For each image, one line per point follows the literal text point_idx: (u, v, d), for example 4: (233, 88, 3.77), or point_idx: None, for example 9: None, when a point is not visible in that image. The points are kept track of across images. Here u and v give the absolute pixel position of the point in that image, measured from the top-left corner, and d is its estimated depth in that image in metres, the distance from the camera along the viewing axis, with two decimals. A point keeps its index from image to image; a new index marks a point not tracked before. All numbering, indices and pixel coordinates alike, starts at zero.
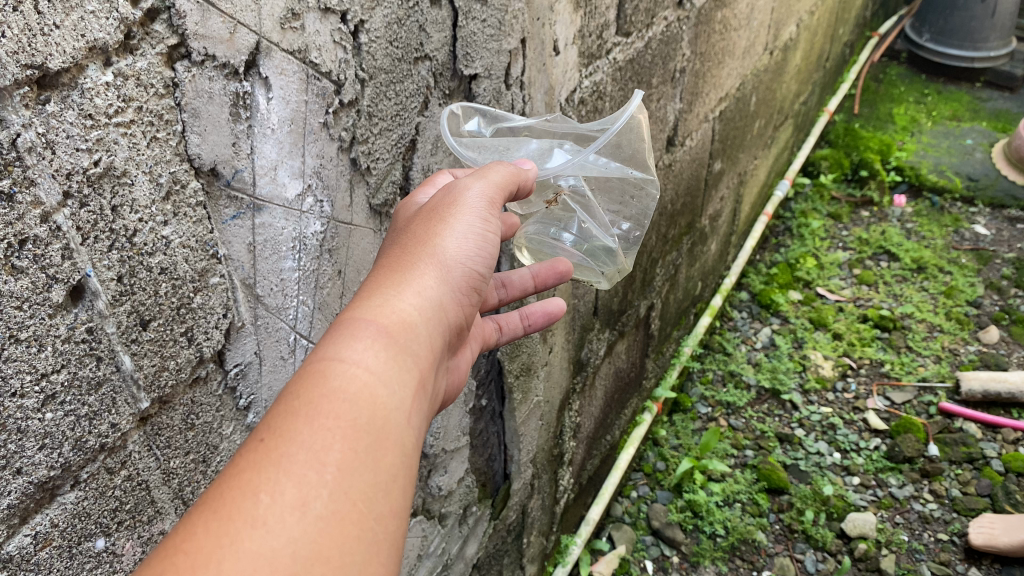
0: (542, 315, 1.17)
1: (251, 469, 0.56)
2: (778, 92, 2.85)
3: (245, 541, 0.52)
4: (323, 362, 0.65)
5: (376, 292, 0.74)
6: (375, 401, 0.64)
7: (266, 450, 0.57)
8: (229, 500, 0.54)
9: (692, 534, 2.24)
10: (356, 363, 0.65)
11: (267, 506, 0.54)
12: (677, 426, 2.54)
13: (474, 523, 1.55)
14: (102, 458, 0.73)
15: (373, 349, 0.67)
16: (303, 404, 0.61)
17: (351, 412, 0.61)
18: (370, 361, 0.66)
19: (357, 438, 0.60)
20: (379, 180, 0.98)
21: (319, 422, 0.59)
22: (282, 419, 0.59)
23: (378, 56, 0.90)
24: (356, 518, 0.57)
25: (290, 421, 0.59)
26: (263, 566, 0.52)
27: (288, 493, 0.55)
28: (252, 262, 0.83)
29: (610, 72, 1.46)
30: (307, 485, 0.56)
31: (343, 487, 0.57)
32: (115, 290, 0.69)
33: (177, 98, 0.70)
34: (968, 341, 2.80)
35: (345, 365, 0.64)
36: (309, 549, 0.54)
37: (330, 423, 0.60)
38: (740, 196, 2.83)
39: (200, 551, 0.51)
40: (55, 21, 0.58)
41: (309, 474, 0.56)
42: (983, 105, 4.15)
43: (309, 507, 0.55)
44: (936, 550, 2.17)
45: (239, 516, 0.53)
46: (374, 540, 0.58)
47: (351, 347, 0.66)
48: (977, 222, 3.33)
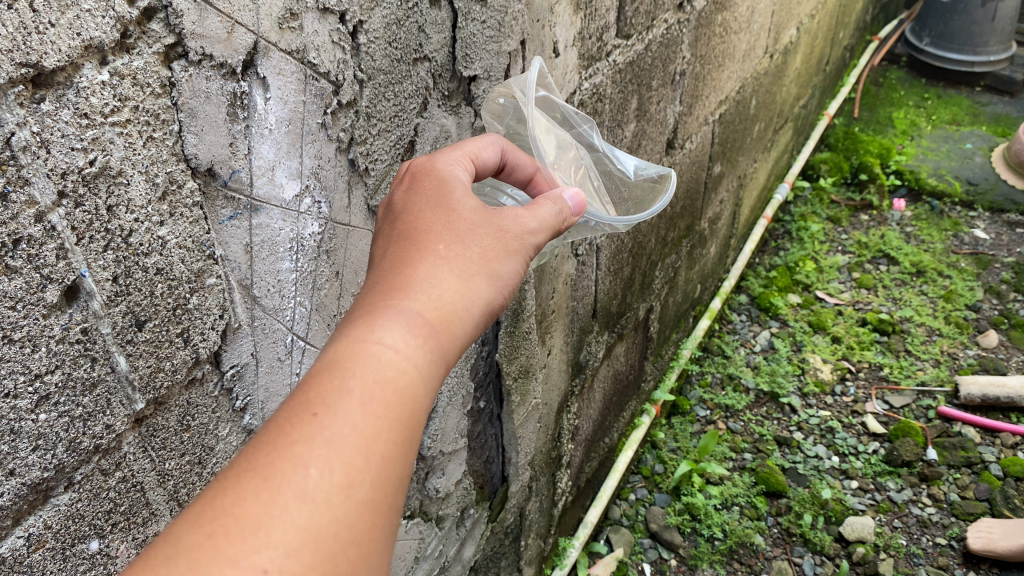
0: None
1: (301, 440, 0.58)
2: (778, 95, 2.85)
3: (293, 514, 0.55)
4: (377, 344, 0.65)
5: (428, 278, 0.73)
6: (418, 394, 0.65)
7: (316, 425, 0.59)
8: (278, 468, 0.56)
9: (690, 537, 2.23)
10: (406, 353, 0.66)
11: (315, 482, 0.56)
12: (676, 429, 2.53)
13: (471, 525, 1.55)
14: (96, 459, 0.72)
15: (422, 341, 0.67)
16: (354, 385, 0.62)
17: (397, 401, 0.63)
18: (420, 354, 0.67)
19: (397, 427, 0.63)
20: (377, 181, 0.98)
21: (369, 405, 0.61)
22: (333, 396, 0.61)
23: (378, 57, 0.90)
24: (387, 502, 0.60)
25: (339, 399, 0.61)
26: (304, 540, 0.54)
27: (334, 474, 0.57)
28: (249, 262, 0.83)
29: (610, 74, 1.45)
30: (350, 468, 0.58)
31: (382, 476, 0.60)
32: (110, 291, 0.68)
33: (174, 98, 0.69)
34: (967, 345, 2.80)
35: (399, 356, 0.65)
36: (345, 531, 0.57)
37: (377, 410, 0.62)
38: (740, 199, 2.83)
39: (250, 517, 0.54)
40: (50, 19, 0.58)
41: (355, 459, 0.59)
42: (983, 110, 4.15)
43: (350, 490, 0.58)
44: (935, 554, 2.17)
45: (288, 488, 0.55)
46: (394, 523, 0.62)
47: (404, 338, 0.66)
48: (977, 226, 3.32)
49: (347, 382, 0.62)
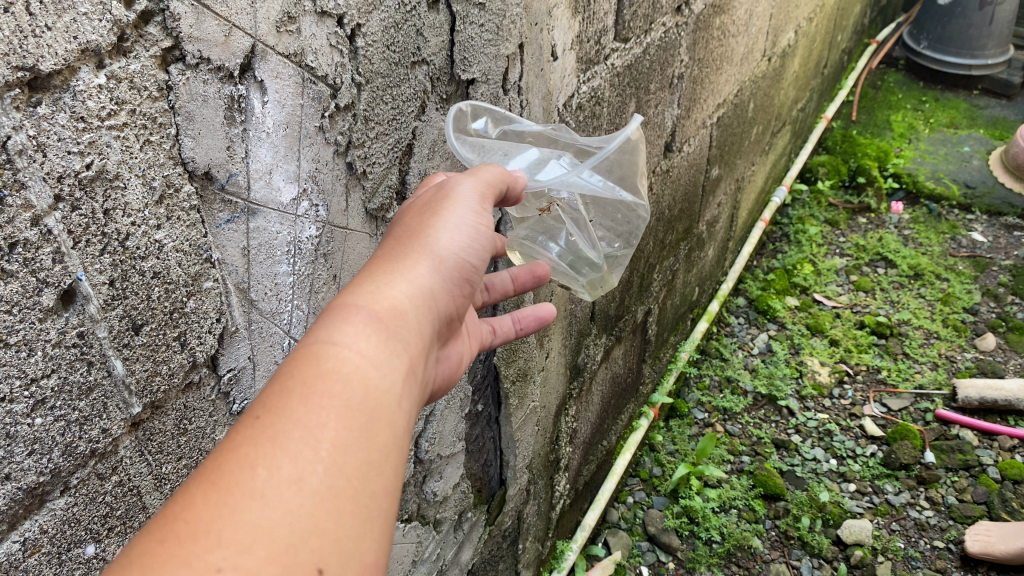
0: (534, 320, 1.17)
1: (248, 443, 0.56)
2: (777, 98, 2.85)
3: (245, 513, 0.53)
4: (321, 341, 0.65)
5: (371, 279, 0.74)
6: (371, 384, 0.65)
7: (261, 426, 0.58)
8: (225, 471, 0.55)
9: (688, 540, 2.23)
10: (353, 345, 0.66)
11: (265, 477, 0.55)
12: (674, 432, 2.53)
13: (469, 529, 1.55)
14: (93, 463, 0.72)
15: (368, 334, 0.68)
16: (298, 382, 0.61)
17: (347, 393, 0.62)
18: (368, 346, 0.67)
19: (352, 418, 0.61)
20: (375, 185, 0.98)
21: (317, 401, 0.60)
22: (277, 396, 0.60)
23: (375, 60, 0.90)
24: (350, 493, 0.58)
25: (285, 400, 0.60)
26: (262, 535, 0.52)
27: (286, 468, 0.56)
28: (247, 266, 0.83)
29: (608, 77, 1.45)
30: (303, 461, 0.57)
31: (339, 465, 0.58)
32: (107, 294, 0.68)
33: (171, 101, 0.69)
34: (965, 348, 2.80)
35: (346, 349, 0.65)
36: (307, 523, 0.55)
37: (326, 402, 0.61)
38: (738, 202, 2.83)
39: (198, 520, 0.52)
40: (47, 23, 0.58)
41: (307, 451, 0.57)
42: (981, 113, 4.16)
43: (306, 482, 0.56)
44: (933, 557, 2.17)
45: (237, 489, 0.54)
46: (368, 517, 0.59)
47: (350, 332, 0.67)
48: (974, 229, 3.33)
49: (291, 383, 0.61)
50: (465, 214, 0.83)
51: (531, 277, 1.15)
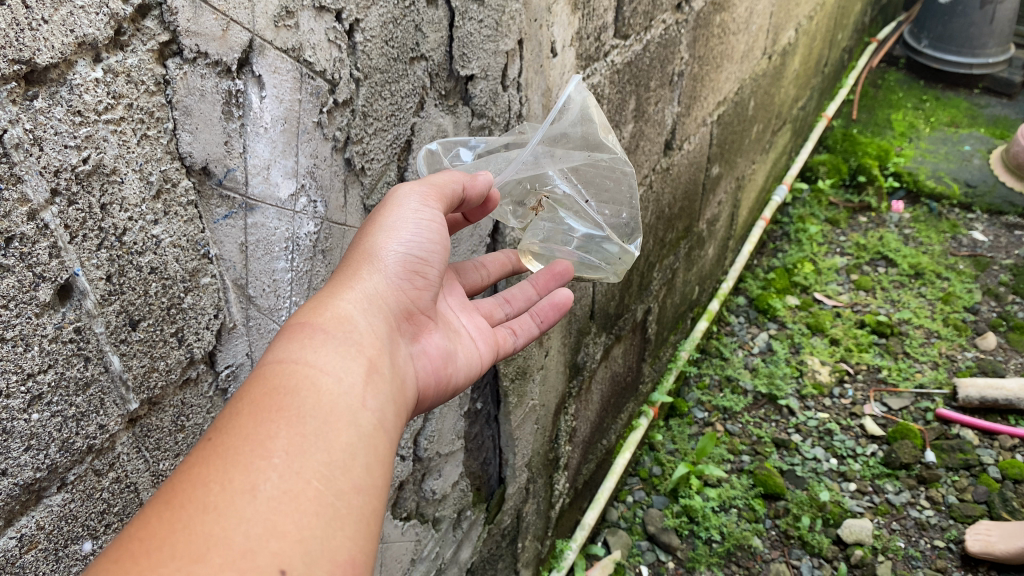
0: (551, 309, 1.14)
1: (202, 465, 0.61)
2: (777, 97, 2.84)
3: (199, 525, 0.57)
4: (269, 367, 0.71)
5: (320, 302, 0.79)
6: (319, 395, 0.70)
7: (213, 448, 0.63)
8: (182, 491, 0.59)
9: (688, 540, 2.23)
10: (297, 364, 0.71)
11: (219, 491, 0.59)
12: (674, 431, 2.53)
13: (468, 527, 1.55)
14: (90, 460, 0.72)
15: (313, 351, 0.73)
16: (247, 407, 0.67)
17: (293, 405, 0.67)
18: (313, 363, 0.72)
19: (301, 427, 0.66)
20: (373, 181, 0.97)
21: (262, 418, 0.65)
22: (228, 421, 0.65)
23: (374, 56, 0.90)
24: (307, 494, 0.62)
25: (235, 422, 0.65)
26: (221, 544, 0.56)
27: (237, 480, 0.60)
28: (245, 262, 0.82)
29: (608, 74, 1.45)
30: (252, 472, 0.61)
31: (292, 470, 0.63)
32: (104, 290, 0.68)
33: (169, 95, 0.69)
34: (966, 348, 2.79)
35: (290, 369, 0.71)
36: (265, 527, 0.58)
37: (274, 418, 0.66)
38: (738, 201, 2.82)
39: (154, 537, 0.56)
40: (43, 16, 0.58)
41: (257, 462, 0.62)
42: (982, 112, 4.15)
43: (259, 489, 0.60)
44: (933, 556, 2.16)
45: (191, 505, 0.58)
46: (333, 514, 0.63)
47: (295, 354, 0.72)
48: (975, 229, 3.32)
49: (240, 408, 0.67)
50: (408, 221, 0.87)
51: (551, 278, 1.17)
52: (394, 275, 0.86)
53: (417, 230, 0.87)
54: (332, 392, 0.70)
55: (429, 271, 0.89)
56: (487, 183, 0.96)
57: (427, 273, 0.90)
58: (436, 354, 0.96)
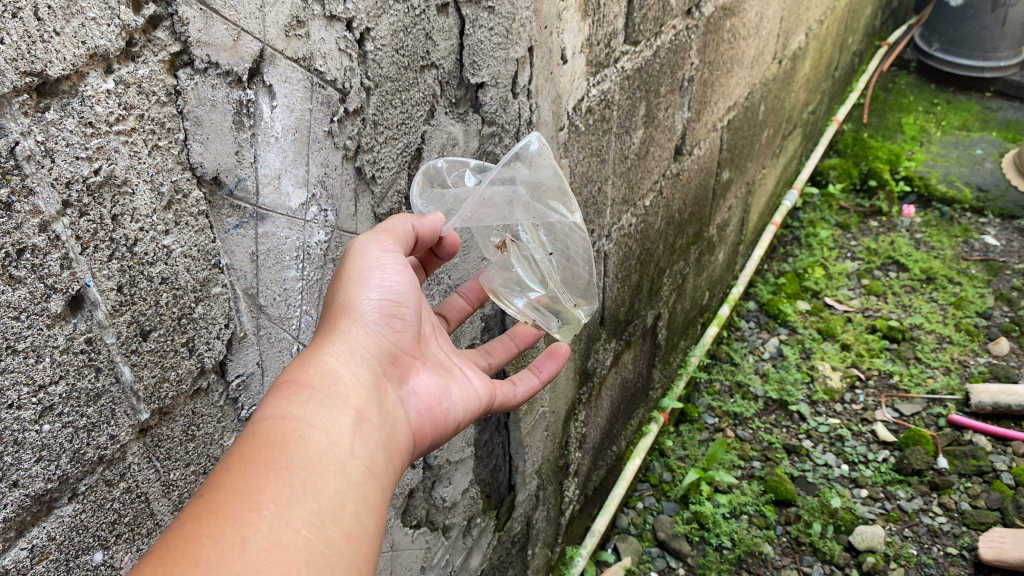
0: (550, 360, 1.18)
1: (192, 519, 0.61)
2: (788, 101, 2.84)
3: None
4: (258, 424, 0.71)
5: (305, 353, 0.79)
6: (308, 445, 0.70)
7: (203, 502, 0.63)
8: (173, 548, 0.59)
9: (698, 546, 2.22)
10: (283, 419, 0.71)
11: (212, 546, 0.59)
12: (684, 437, 2.52)
13: (478, 535, 1.54)
14: (101, 470, 0.72)
15: (297, 405, 0.73)
16: (236, 461, 0.66)
17: (281, 456, 0.67)
18: (301, 417, 0.72)
19: (291, 476, 0.66)
20: (384, 190, 0.97)
21: (250, 471, 0.65)
22: (218, 477, 0.65)
23: (384, 64, 0.89)
24: (300, 545, 0.62)
25: (225, 475, 0.65)
26: None
27: (228, 533, 0.60)
28: (256, 272, 0.82)
29: (618, 80, 1.45)
30: (243, 524, 0.61)
31: (282, 521, 0.62)
32: (115, 300, 0.68)
33: (180, 106, 0.69)
34: (978, 353, 2.77)
35: (278, 424, 0.70)
36: None
37: (264, 471, 0.66)
38: (748, 206, 2.81)
39: None
40: (55, 28, 0.57)
41: (247, 515, 0.62)
42: (993, 116, 4.13)
43: (250, 541, 0.60)
44: (946, 564, 2.15)
45: (183, 560, 0.58)
46: (323, 564, 0.63)
47: (283, 408, 0.72)
48: (987, 233, 3.31)
49: (226, 462, 0.67)
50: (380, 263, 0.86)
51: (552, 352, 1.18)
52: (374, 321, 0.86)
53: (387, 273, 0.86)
54: (319, 443, 0.71)
55: (404, 313, 0.89)
56: (437, 222, 0.93)
57: (406, 316, 0.90)
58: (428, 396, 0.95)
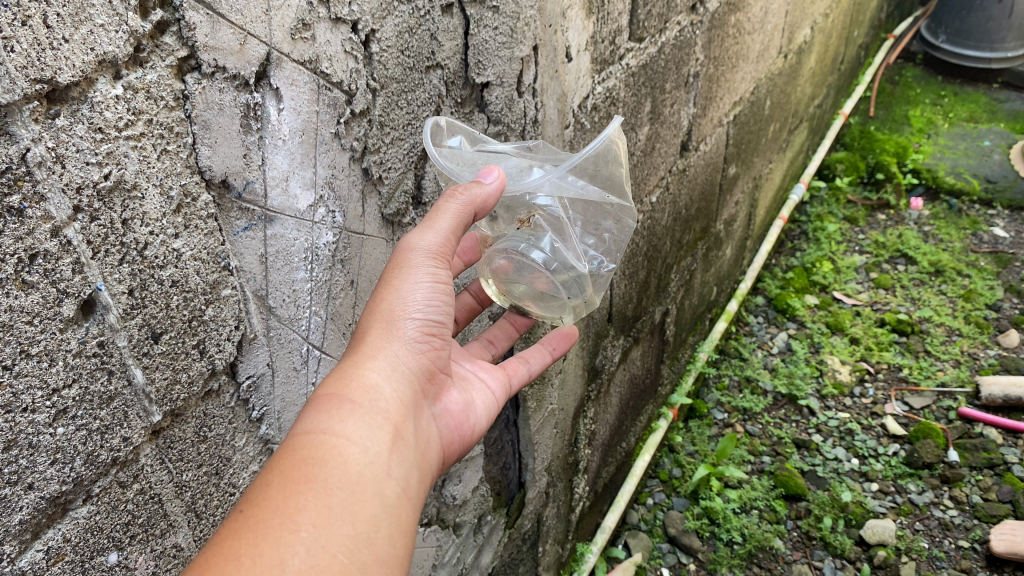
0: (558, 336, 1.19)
1: (232, 535, 0.62)
2: (794, 95, 2.83)
3: None
4: (299, 437, 0.72)
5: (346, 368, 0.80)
6: (347, 464, 0.71)
7: (244, 516, 0.64)
8: (213, 562, 0.60)
9: (709, 542, 2.22)
10: (324, 434, 0.72)
11: (250, 565, 0.60)
12: (693, 433, 2.53)
13: (489, 532, 1.55)
14: (114, 472, 0.73)
15: (338, 422, 0.74)
16: (276, 477, 0.68)
17: (322, 474, 0.69)
18: (340, 434, 0.73)
19: (330, 496, 0.68)
20: (390, 190, 0.97)
21: (292, 489, 0.67)
22: (258, 492, 0.66)
23: (390, 65, 0.90)
24: (337, 568, 0.64)
25: (265, 491, 0.66)
26: None
27: (267, 553, 0.61)
28: (265, 273, 0.83)
29: (623, 77, 1.45)
30: (283, 545, 0.62)
31: (321, 543, 0.64)
32: (126, 304, 0.68)
33: (188, 111, 0.69)
34: (988, 345, 2.77)
35: (318, 439, 0.72)
36: None
37: (303, 489, 0.67)
38: (755, 200, 2.80)
39: None
40: (64, 35, 0.58)
41: (286, 536, 0.63)
42: (1002, 107, 4.11)
43: (289, 563, 0.61)
44: (958, 557, 2.15)
45: None
46: None
47: (323, 423, 0.74)
48: (996, 225, 3.30)
49: (267, 475, 0.68)
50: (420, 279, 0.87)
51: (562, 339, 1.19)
52: (413, 338, 0.87)
53: (425, 289, 0.87)
54: (357, 461, 0.72)
55: (442, 328, 0.91)
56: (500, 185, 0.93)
57: (441, 333, 0.91)
58: (451, 407, 0.97)
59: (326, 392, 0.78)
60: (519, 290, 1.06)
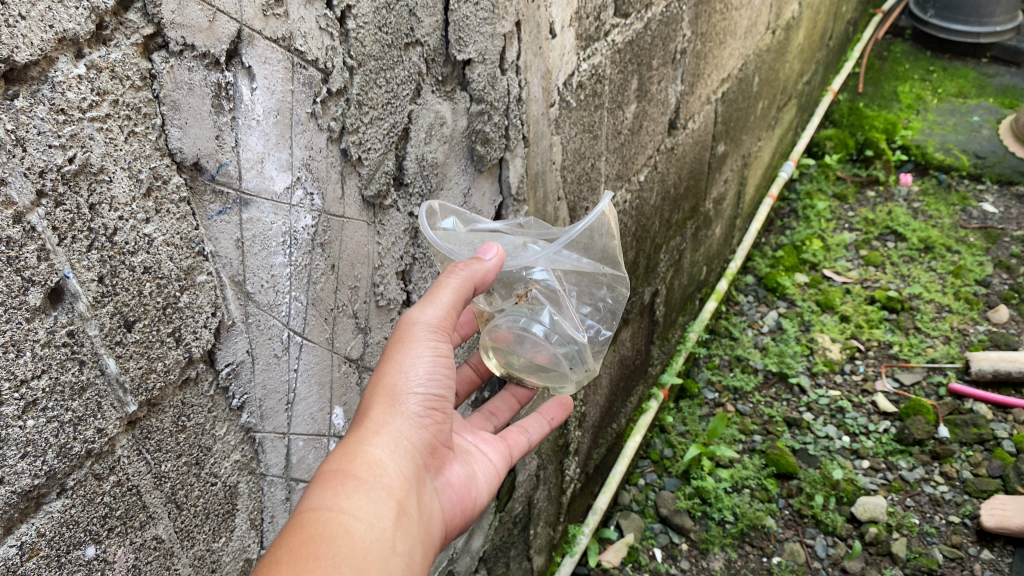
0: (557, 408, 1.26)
1: None
2: (782, 72, 2.81)
3: None
4: (306, 515, 0.78)
5: (351, 444, 0.86)
6: (353, 542, 0.77)
7: None
8: None
9: (700, 521, 2.22)
10: (332, 513, 0.78)
11: None
12: (684, 413, 2.52)
13: (479, 516, 1.54)
14: (89, 463, 0.71)
15: (345, 501, 0.80)
16: (286, 552, 0.73)
17: (330, 553, 0.74)
18: (346, 510, 0.79)
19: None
20: (371, 171, 0.95)
21: (304, 569, 0.72)
22: (270, 567, 0.71)
23: (367, 43, 0.87)
24: None
25: (277, 567, 0.71)
26: None
27: None
28: (241, 258, 0.81)
29: (609, 54, 1.43)
30: None
31: None
32: (96, 291, 0.66)
33: (156, 90, 0.67)
34: (978, 321, 2.77)
35: (326, 517, 0.77)
36: None
37: (314, 567, 0.72)
38: (745, 179, 2.79)
39: None
40: (21, 12, 0.56)
41: None
42: (990, 82, 4.10)
43: None
44: (949, 532, 2.17)
45: None
46: None
47: (330, 501, 0.79)
48: (985, 200, 3.30)
49: (278, 553, 0.73)
50: (424, 355, 0.91)
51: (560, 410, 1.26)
52: (417, 413, 0.92)
53: (429, 364, 0.92)
54: (364, 539, 0.78)
55: (444, 402, 0.96)
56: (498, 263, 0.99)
57: (443, 406, 0.96)
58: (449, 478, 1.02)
59: (333, 466, 0.83)
60: (518, 361, 1.11)
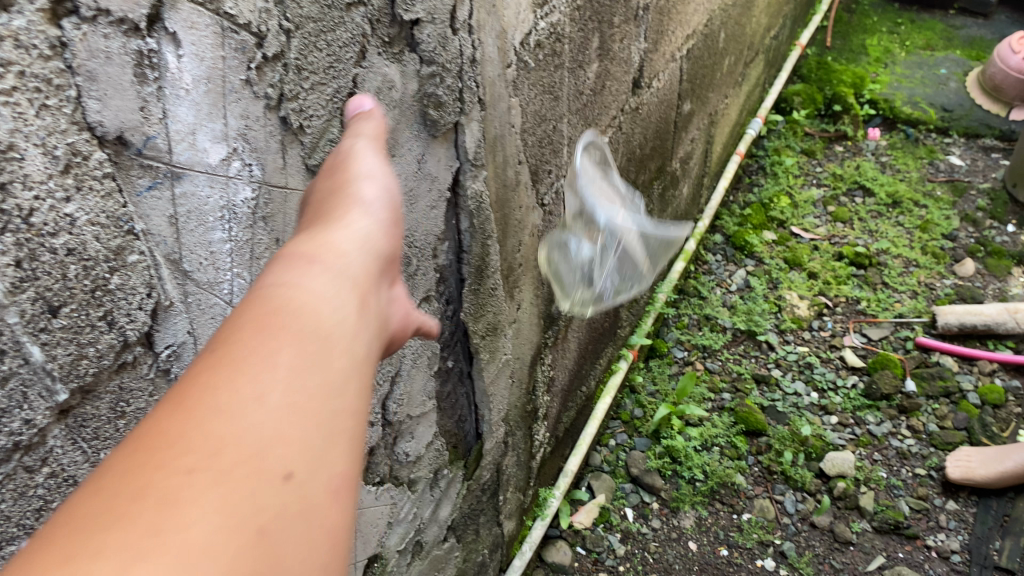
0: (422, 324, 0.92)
1: (200, 378, 0.59)
2: (749, 26, 2.76)
3: (189, 469, 0.53)
4: (270, 288, 0.68)
5: (315, 231, 0.76)
6: (317, 318, 0.66)
7: (219, 366, 0.60)
8: (168, 421, 0.56)
9: (671, 480, 2.24)
10: (297, 288, 0.68)
11: (212, 409, 0.57)
12: (654, 373, 2.52)
13: (446, 485, 1.52)
14: (18, 457, 0.67)
15: (310, 278, 0.70)
16: (247, 325, 0.64)
17: (294, 325, 0.65)
18: (311, 284, 0.69)
19: (305, 346, 0.64)
20: (314, 140, 0.91)
21: (269, 343, 0.62)
22: (227, 341, 0.63)
23: (305, 4, 0.83)
24: (309, 413, 0.61)
25: (235, 345, 0.62)
26: (210, 499, 0.52)
27: (238, 391, 0.58)
28: (176, 235, 0.77)
29: (567, 12, 1.38)
30: (255, 384, 0.59)
31: (297, 399, 0.60)
32: (13, 277, 0.61)
33: (68, 60, 0.62)
34: (944, 275, 2.78)
35: (286, 292, 0.67)
36: (263, 442, 0.57)
37: (274, 336, 0.63)
38: (711, 136, 2.76)
39: (150, 470, 0.52)
40: None
41: (254, 380, 0.59)
42: (957, 33, 4.08)
43: (265, 399, 0.59)
44: (915, 484, 2.21)
45: (194, 417, 0.56)
46: (324, 449, 0.60)
47: (291, 276, 0.69)
48: (952, 153, 3.31)
49: (237, 333, 0.63)
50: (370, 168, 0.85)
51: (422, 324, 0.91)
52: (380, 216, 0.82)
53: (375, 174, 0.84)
54: (327, 318, 0.67)
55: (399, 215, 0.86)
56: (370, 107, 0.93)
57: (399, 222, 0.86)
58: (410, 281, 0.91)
59: (297, 248, 0.73)
60: None
